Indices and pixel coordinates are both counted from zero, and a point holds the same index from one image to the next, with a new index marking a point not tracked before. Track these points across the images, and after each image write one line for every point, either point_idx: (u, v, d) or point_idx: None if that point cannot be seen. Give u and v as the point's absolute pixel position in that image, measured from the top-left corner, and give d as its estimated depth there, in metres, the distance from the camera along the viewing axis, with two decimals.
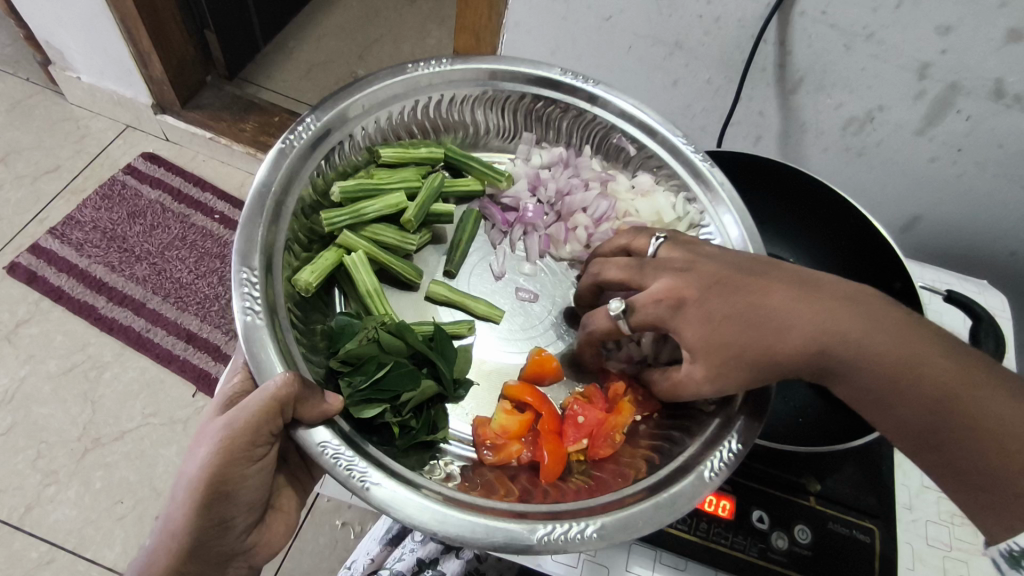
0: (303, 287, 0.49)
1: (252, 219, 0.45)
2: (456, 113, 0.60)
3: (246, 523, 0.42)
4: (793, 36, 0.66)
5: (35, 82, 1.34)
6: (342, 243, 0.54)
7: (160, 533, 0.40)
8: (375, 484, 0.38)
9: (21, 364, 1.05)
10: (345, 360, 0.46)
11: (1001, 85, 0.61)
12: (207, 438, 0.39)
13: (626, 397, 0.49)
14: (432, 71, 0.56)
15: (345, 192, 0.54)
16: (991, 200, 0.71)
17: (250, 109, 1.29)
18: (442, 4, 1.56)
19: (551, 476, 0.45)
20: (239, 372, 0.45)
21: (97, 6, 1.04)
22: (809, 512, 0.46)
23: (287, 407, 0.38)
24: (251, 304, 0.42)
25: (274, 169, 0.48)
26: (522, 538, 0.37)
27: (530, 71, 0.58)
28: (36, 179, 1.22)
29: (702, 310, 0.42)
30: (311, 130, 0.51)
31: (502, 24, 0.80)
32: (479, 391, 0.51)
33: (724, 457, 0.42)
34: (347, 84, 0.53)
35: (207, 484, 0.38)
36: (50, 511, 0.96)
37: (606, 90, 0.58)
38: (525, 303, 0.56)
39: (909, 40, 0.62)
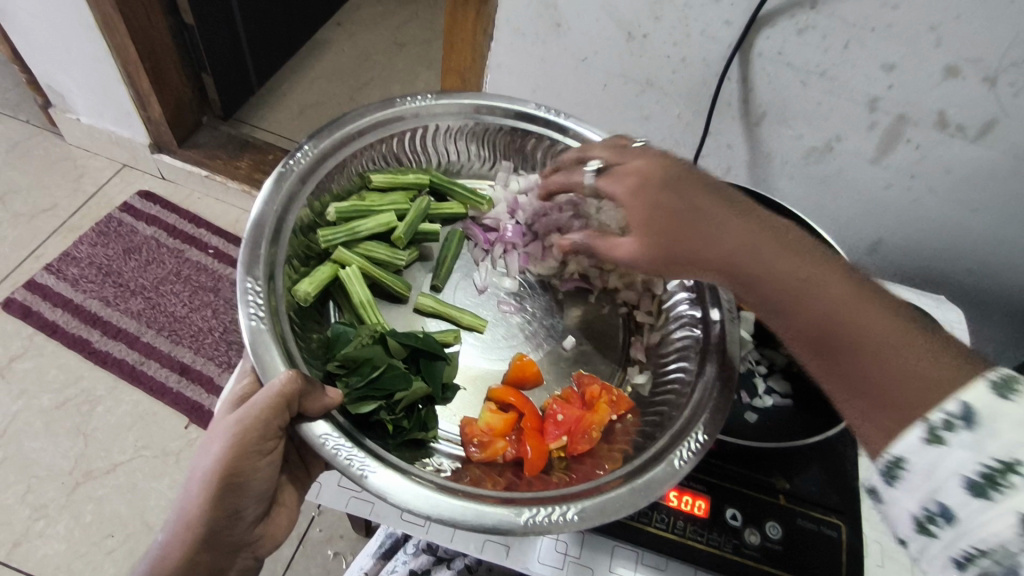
0: (302, 297, 0.53)
1: (254, 236, 0.49)
2: (440, 143, 0.65)
3: (255, 514, 0.45)
4: (753, 73, 0.72)
5: (35, 123, 1.38)
6: (338, 258, 0.58)
7: (172, 526, 0.42)
8: (372, 472, 0.41)
9: (14, 400, 1.06)
10: (342, 364, 0.49)
11: (944, 116, 0.67)
12: (219, 433, 0.42)
13: (602, 398, 0.52)
14: (418, 104, 0.60)
15: (340, 213, 0.59)
16: (946, 222, 0.76)
17: (244, 147, 1.33)
18: (429, 47, 1.63)
19: (535, 469, 0.48)
20: (247, 374, 0.48)
21: (101, 52, 1.10)
22: (779, 510, 0.49)
23: (293, 401, 0.41)
24: (255, 310, 0.45)
25: (275, 191, 0.52)
26: (509, 519, 0.40)
27: (509, 106, 0.62)
28: (34, 217, 1.26)
29: (652, 191, 0.49)
30: (308, 156, 0.55)
31: (486, 66, 0.86)
32: (466, 395, 0.54)
33: (692, 446, 0.45)
34: (340, 115, 0.58)
35: (221, 476, 0.41)
36: (39, 546, 0.96)
37: (577, 122, 0.62)
38: (507, 315, 0.60)
39: (858, 76, 0.67)
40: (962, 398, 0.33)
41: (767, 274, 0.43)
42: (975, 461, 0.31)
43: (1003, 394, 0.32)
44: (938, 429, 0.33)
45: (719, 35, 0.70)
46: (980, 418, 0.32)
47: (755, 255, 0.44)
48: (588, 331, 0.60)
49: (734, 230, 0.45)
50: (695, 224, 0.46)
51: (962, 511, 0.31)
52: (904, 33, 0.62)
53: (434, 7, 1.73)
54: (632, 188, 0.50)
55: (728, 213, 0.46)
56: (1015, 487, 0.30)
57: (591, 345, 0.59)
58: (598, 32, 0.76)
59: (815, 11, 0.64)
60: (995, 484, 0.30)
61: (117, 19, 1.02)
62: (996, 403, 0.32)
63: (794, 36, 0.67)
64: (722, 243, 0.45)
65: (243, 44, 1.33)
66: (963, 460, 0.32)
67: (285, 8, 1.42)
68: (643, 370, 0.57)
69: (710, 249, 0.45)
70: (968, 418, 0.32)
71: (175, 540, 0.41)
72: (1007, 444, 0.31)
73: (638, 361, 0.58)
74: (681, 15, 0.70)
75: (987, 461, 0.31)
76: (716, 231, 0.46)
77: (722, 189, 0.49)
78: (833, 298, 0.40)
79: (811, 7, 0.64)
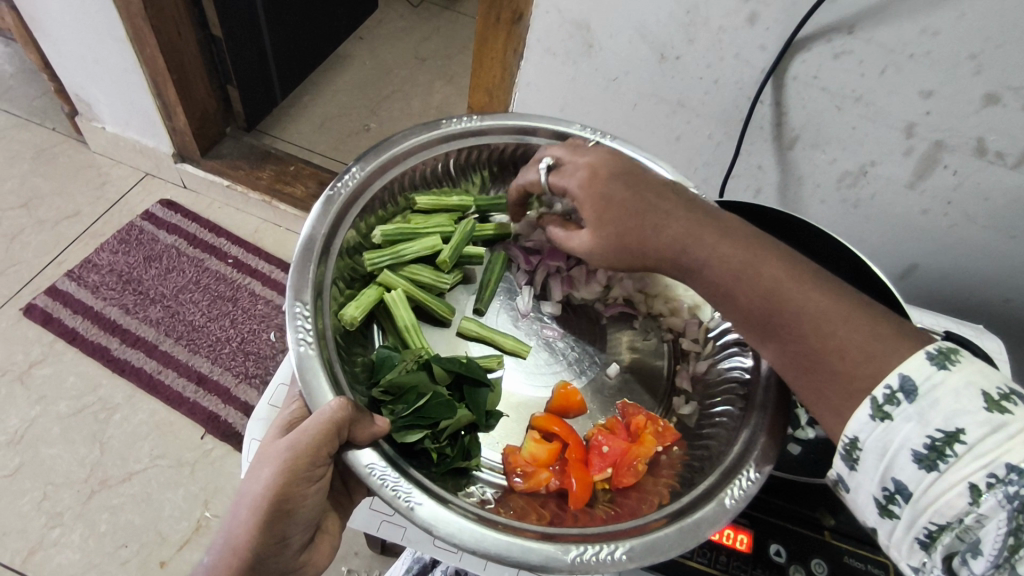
0: (348, 321, 0.54)
1: (303, 260, 0.49)
2: (483, 163, 0.64)
3: (301, 541, 0.43)
4: (787, 97, 0.72)
5: (60, 131, 1.39)
6: (383, 281, 0.58)
7: (218, 551, 0.40)
8: (419, 503, 0.41)
9: (32, 406, 1.06)
10: (387, 390, 0.49)
11: (983, 143, 0.66)
12: (269, 457, 0.41)
13: (648, 430, 0.51)
14: (462, 126, 0.60)
15: (385, 236, 0.59)
16: (982, 249, 0.75)
17: (267, 158, 1.34)
18: (450, 62, 1.64)
19: (580, 503, 0.47)
20: (296, 400, 0.48)
21: (130, 63, 1.11)
22: (825, 547, 0.47)
23: (343, 428, 0.42)
24: (303, 335, 0.46)
25: (323, 214, 0.52)
26: (557, 557, 0.40)
27: (554, 128, 0.62)
28: (57, 224, 1.26)
29: (607, 196, 0.51)
30: (354, 180, 0.55)
31: (515, 83, 0.86)
32: (509, 422, 0.53)
33: (743, 486, 0.44)
34: (385, 139, 0.58)
35: (271, 502, 0.40)
36: (53, 555, 0.95)
37: (622, 145, 0.62)
38: (550, 340, 0.59)
39: (895, 102, 0.67)
40: (901, 372, 0.40)
41: (714, 264, 0.48)
42: (921, 435, 0.38)
43: (936, 366, 0.39)
44: (884, 405, 0.40)
45: (753, 58, 0.70)
46: (917, 391, 0.39)
47: (701, 245, 0.48)
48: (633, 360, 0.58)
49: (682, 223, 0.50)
50: (648, 221, 0.50)
51: (915, 481, 0.39)
52: (943, 60, 0.62)
53: (454, 23, 1.74)
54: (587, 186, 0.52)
55: (670, 206, 0.50)
56: (956, 454, 0.37)
57: (635, 373, 0.58)
58: (630, 53, 0.75)
59: (852, 36, 0.64)
60: (942, 455, 0.37)
61: (148, 32, 1.03)
62: (930, 379, 0.39)
63: (830, 60, 0.67)
64: (671, 237, 0.49)
65: (269, 57, 1.34)
66: (910, 434, 0.38)
67: (309, 22, 1.43)
68: (689, 401, 0.56)
69: (661, 242, 0.50)
70: (908, 393, 0.39)
71: (221, 567, 0.40)
72: (943, 417, 0.38)
73: (684, 391, 0.57)
74: (715, 37, 0.69)
75: (930, 434, 0.38)
76: (665, 226, 0.50)
77: (656, 180, 0.52)
78: (774, 281, 0.46)
79: (849, 33, 0.64)
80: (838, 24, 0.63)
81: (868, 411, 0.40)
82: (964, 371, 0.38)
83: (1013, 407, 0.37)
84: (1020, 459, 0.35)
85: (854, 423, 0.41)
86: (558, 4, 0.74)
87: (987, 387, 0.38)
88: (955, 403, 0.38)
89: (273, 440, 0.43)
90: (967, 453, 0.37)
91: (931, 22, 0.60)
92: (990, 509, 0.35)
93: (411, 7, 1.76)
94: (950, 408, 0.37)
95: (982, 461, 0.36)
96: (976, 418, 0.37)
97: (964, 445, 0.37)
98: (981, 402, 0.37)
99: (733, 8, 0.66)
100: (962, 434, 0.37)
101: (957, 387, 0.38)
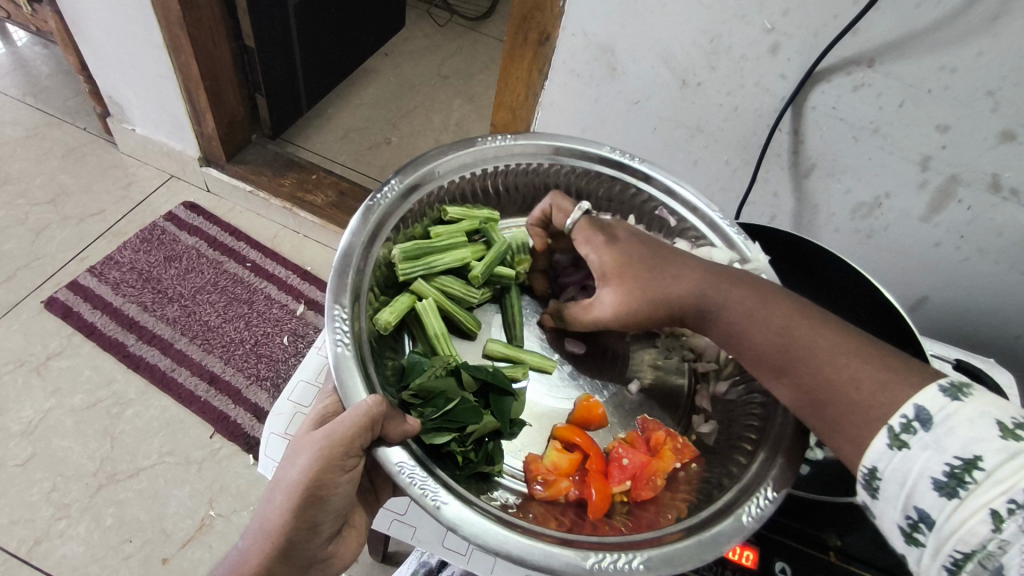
0: (382, 326, 0.56)
1: (342, 266, 0.51)
2: (518, 178, 0.67)
3: (331, 529, 0.46)
4: (806, 126, 0.73)
5: (91, 131, 1.43)
6: (416, 289, 0.61)
7: (255, 533, 0.43)
8: (445, 503, 0.42)
9: (47, 397, 1.08)
10: (416, 394, 0.51)
11: (998, 179, 0.67)
12: (306, 447, 0.43)
13: (667, 446, 0.53)
14: (498, 144, 0.62)
15: (405, 253, 0.59)
16: (994, 285, 0.75)
17: (289, 167, 1.36)
18: (471, 81, 1.67)
19: (598, 513, 0.49)
20: (329, 396, 0.49)
21: (165, 70, 1.15)
22: (831, 567, 0.48)
23: (377, 423, 0.43)
24: (341, 337, 0.47)
25: (363, 222, 0.54)
26: (576, 563, 0.42)
27: (586, 149, 0.64)
28: (82, 220, 1.29)
29: (628, 251, 0.55)
30: (394, 190, 0.57)
31: (537, 103, 0.88)
32: (532, 431, 0.56)
33: (761, 505, 0.46)
34: (424, 153, 0.60)
35: (306, 488, 0.42)
36: (58, 545, 0.96)
37: (651, 167, 0.64)
38: (574, 355, 0.61)
39: (911, 135, 0.68)
40: (916, 403, 0.40)
41: (730, 306, 0.50)
42: (939, 462, 0.38)
43: (950, 398, 0.40)
44: (901, 433, 0.40)
45: (773, 87, 0.72)
46: (933, 420, 0.39)
47: (716, 292, 0.51)
48: (655, 375, 0.60)
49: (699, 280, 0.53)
50: (665, 270, 0.53)
51: (937, 509, 0.38)
52: (960, 96, 0.63)
53: (478, 44, 1.78)
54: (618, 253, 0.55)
55: (683, 261, 0.53)
56: (975, 481, 0.37)
57: (655, 390, 0.59)
58: (653, 78, 0.78)
59: (872, 69, 0.66)
60: (962, 481, 0.37)
61: (185, 40, 1.07)
62: (944, 409, 0.40)
63: (848, 93, 0.68)
64: (686, 283, 0.51)
65: (297, 70, 1.38)
66: (930, 460, 0.39)
67: (338, 37, 1.47)
68: (708, 419, 0.58)
69: (680, 290, 0.52)
70: (924, 422, 0.40)
71: (256, 550, 0.42)
72: (959, 443, 0.38)
73: (703, 410, 0.58)
74: (737, 65, 0.72)
75: (947, 461, 0.38)
76: (680, 275, 0.52)
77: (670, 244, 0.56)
78: (784, 319, 0.48)
79: (869, 66, 0.65)
80: (857, 57, 0.65)
81: (885, 440, 0.41)
82: (979, 402, 0.39)
83: None
84: None
85: (872, 453, 0.41)
86: (585, 28, 0.77)
87: (1003, 417, 0.38)
88: (972, 432, 0.38)
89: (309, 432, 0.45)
90: (985, 479, 0.37)
91: (949, 59, 0.61)
92: (1012, 535, 0.35)
93: (436, 27, 1.81)
94: (965, 435, 0.38)
95: (999, 487, 0.36)
96: (993, 444, 0.37)
97: (983, 471, 0.37)
98: (996, 431, 0.37)
99: (755, 38, 0.68)
100: (979, 461, 0.37)
101: (972, 416, 0.38)
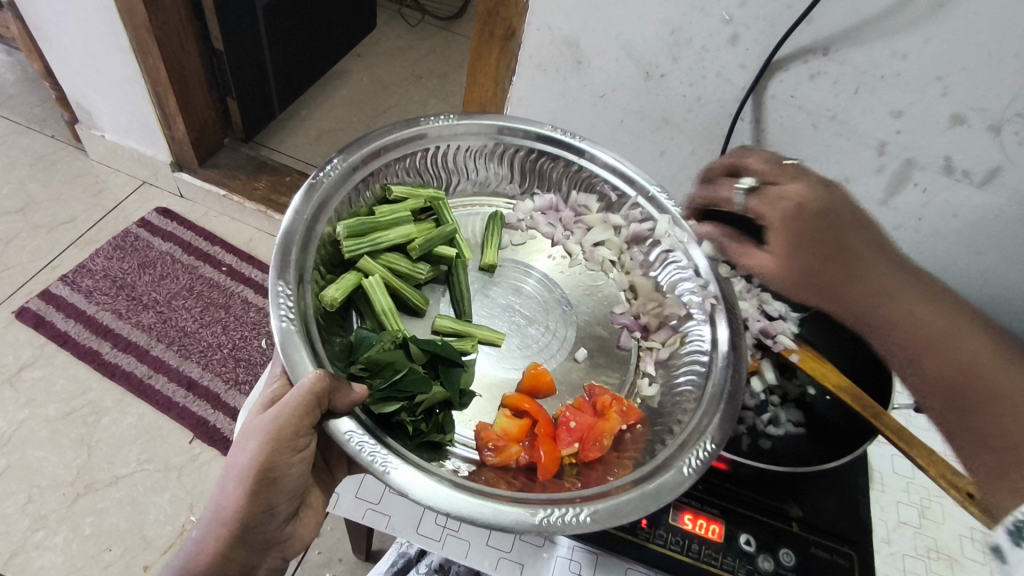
0: (328, 302, 0.57)
1: (285, 244, 0.52)
2: (462, 158, 0.68)
3: (287, 512, 0.46)
4: (766, 114, 0.75)
5: (60, 139, 1.41)
6: (362, 267, 0.61)
7: (209, 523, 0.44)
8: (394, 469, 0.43)
9: (21, 408, 1.07)
10: (366, 367, 0.52)
11: (950, 162, 0.69)
12: (254, 432, 0.43)
13: (613, 409, 0.54)
14: (441, 124, 0.63)
15: (349, 230, 0.60)
16: (951, 266, 0.78)
17: (263, 169, 1.36)
18: (445, 81, 1.68)
19: (548, 474, 0.50)
20: (276, 378, 0.50)
21: (133, 74, 1.14)
22: (794, 537, 0.50)
23: (323, 398, 0.44)
24: (286, 312, 0.48)
25: (306, 201, 0.55)
26: (525, 519, 0.43)
27: (529, 129, 0.65)
28: (52, 229, 1.28)
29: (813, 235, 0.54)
30: (337, 169, 0.58)
31: (506, 98, 0.89)
32: (482, 402, 0.56)
33: (699, 457, 0.47)
34: (368, 133, 0.61)
35: (256, 471, 0.43)
36: (35, 557, 0.95)
37: (591, 145, 0.65)
38: (521, 326, 0.62)
39: (867, 121, 0.70)
40: None
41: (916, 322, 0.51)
42: None
43: None
44: None
45: (734, 77, 0.73)
46: None
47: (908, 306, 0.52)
48: (607, 351, 0.61)
49: (864, 279, 0.53)
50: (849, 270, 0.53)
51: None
52: (911, 82, 0.65)
53: (450, 44, 1.78)
54: (784, 220, 0.55)
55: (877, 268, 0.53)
56: None
57: (605, 359, 0.61)
58: (618, 71, 0.79)
59: (827, 57, 0.68)
60: None
61: (152, 43, 1.06)
62: None
63: (806, 81, 0.70)
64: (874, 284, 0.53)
65: (269, 72, 1.37)
66: None
67: (310, 38, 1.47)
68: (652, 383, 0.59)
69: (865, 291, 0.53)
70: None
71: (210, 538, 0.43)
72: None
73: (648, 374, 0.60)
74: (698, 56, 0.73)
75: None
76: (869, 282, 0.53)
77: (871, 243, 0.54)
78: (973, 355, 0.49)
79: (824, 55, 0.67)
80: (813, 46, 0.67)
81: None
82: None
83: None
84: None
85: None
86: (549, 23, 0.78)
87: None
88: None
89: (259, 415, 0.46)
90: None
91: (899, 45, 0.63)
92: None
93: (408, 27, 1.81)
94: None
95: None
96: None
97: None
98: None
99: (715, 29, 0.70)
100: None
101: None
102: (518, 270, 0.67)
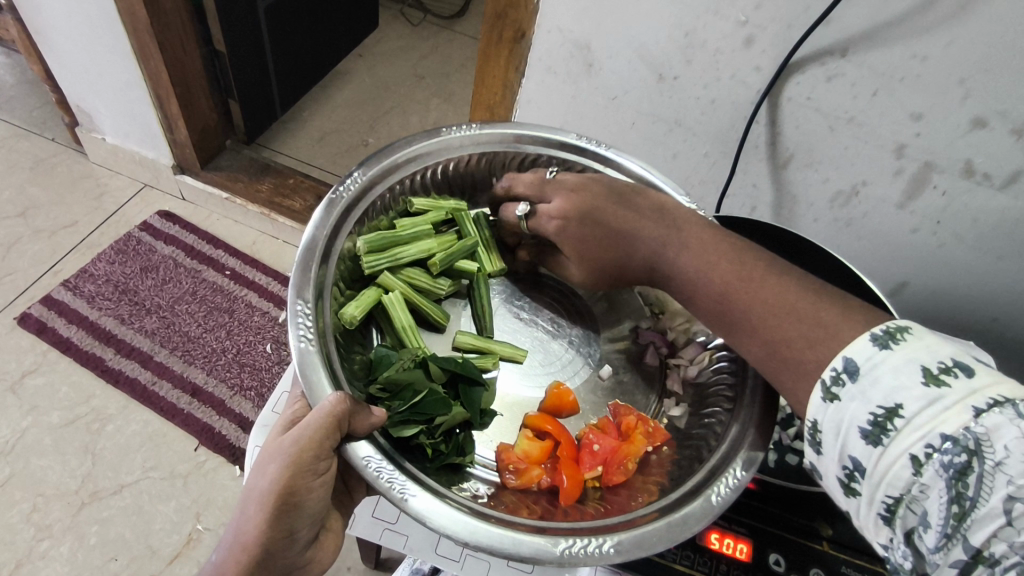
0: (348, 320, 0.55)
1: (305, 261, 0.51)
2: (483, 169, 0.66)
3: (307, 536, 0.45)
4: (782, 117, 0.74)
5: (59, 141, 1.39)
6: (382, 283, 0.61)
7: (228, 547, 0.42)
8: (412, 496, 0.43)
9: (24, 416, 1.05)
10: (384, 387, 0.51)
11: (971, 165, 0.68)
12: (275, 454, 0.42)
13: (638, 430, 0.53)
14: (461, 135, 0.62)
15: (368, 246, 0.59)
16: (970, 269, 0.76)
17: (266, 172, 1.34)
18: (448, 80, 1.66)
19: (570, 499, 0.49)
20: (297, 399, 0.48)
21: (134, 77, 1.12)
22: (824, 557, 0.49)
23: (343, 421, 0.43)
24: (304, 332, 0.47)
25: (326, 215, 0.54)
26: (546, 549, 0.42)
27: (550, 137, 0.64)
28: (53, 233, 1.26)
29: (584, 226, 0.57)
30: (356, 183, 0.57)
31: (515, 101, 0.88)
32: (502, 420, 0.55)
33: (730, 483, 0.46)
34: (388, 144, 0.60)
35: (277, 497, 0.41)
36: (41, 568, 0.94)
37: (616, 153, 0.63)
38: (542, 342, 0.61)
39: (885, 124, 0.69)
40: (845, 354, 0.40)
41: (679, 270, 0.52)
42: (864, 412, 0.38)
43: (879, 346, 0.39)
44: (832, 386, 0.40)
45: (749, 79, 0.72)
46: (859, 370, 0.39)
47: (671, 257, 0.53)
48: (628, 363, 0.60)
49: (634, 245, 0.55)
50: (619, 242, 0.56)
51: (866, 457, 0.38)
52: (932, 84, 0.64)
53: (452, 42, 1.77)
54: (564, 226, 0.58)
55: (641, 225, 0.55)
56: (896, 429, 0.37)
57: (627, 375, 0.59)
58: (629, 72, 0.77)
59: (845, 59, 0.66)
60: (885, 429, 0.37)
61: (152, 46, 1.05)
62: (872, 359, 0.39)
63: (823, 83, 0.69)
64: (641, 247, 0.54)
65: (271, 73, 1.36)
66: (856, 411, 0.39)
67: (312, 39, 1.45)
68: (680, 403, 0.58)
69: (642, 255, 0.55)
70: (851, 374, 0.40)
71: (230, 564, 0.42)
72: (882, 393, 0.37)
73: (674, 393, 0.59)
74: (713, 58, 0.72)
75: (872, 411, 0.38)
76: (636, 246, 0.55)
77: (637, 204, 0.56)
78: (725, 278, 0.49)
79: (842, 56, 0.66)
80: (831, 48, 0.66)
81: (820, 394, 0.41)
82: (907, 350, 0.38)
83: (950, 381, 0.36)
84: (954, 427, 0.34)
85: (813, 407, 0.41)
86: (560, 25, 0.76)
87: (926, 363, 0.37)
88: (895, 381, 0.37)
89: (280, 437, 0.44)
90: (905, 426, 0.36)
91: (920, 47, 0.62)
92: (929, 478, 0.34)
93: (410, 26, 1.79)
94: (889, 385, 0.37)
95: (919, 431, 0.35)
96: (911, 393, 0.36)
97: (903, 419, 0.36)
98: (918, 378, 0.37)
99: (730, 31, 0.69)
100: (900, 409, 0.37)
101: (898, 365, 0.38)
102: (531, 282, 0.65)
